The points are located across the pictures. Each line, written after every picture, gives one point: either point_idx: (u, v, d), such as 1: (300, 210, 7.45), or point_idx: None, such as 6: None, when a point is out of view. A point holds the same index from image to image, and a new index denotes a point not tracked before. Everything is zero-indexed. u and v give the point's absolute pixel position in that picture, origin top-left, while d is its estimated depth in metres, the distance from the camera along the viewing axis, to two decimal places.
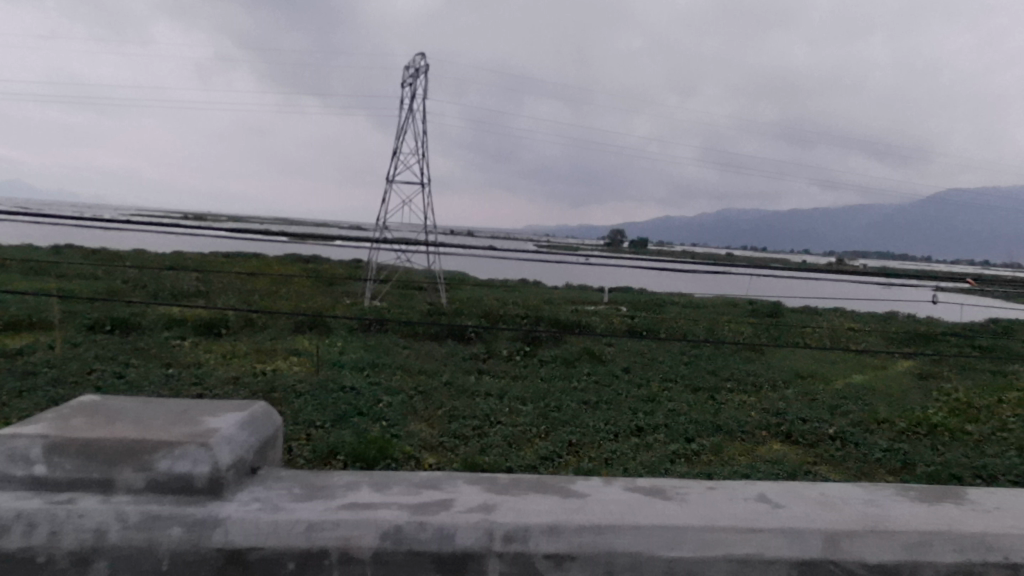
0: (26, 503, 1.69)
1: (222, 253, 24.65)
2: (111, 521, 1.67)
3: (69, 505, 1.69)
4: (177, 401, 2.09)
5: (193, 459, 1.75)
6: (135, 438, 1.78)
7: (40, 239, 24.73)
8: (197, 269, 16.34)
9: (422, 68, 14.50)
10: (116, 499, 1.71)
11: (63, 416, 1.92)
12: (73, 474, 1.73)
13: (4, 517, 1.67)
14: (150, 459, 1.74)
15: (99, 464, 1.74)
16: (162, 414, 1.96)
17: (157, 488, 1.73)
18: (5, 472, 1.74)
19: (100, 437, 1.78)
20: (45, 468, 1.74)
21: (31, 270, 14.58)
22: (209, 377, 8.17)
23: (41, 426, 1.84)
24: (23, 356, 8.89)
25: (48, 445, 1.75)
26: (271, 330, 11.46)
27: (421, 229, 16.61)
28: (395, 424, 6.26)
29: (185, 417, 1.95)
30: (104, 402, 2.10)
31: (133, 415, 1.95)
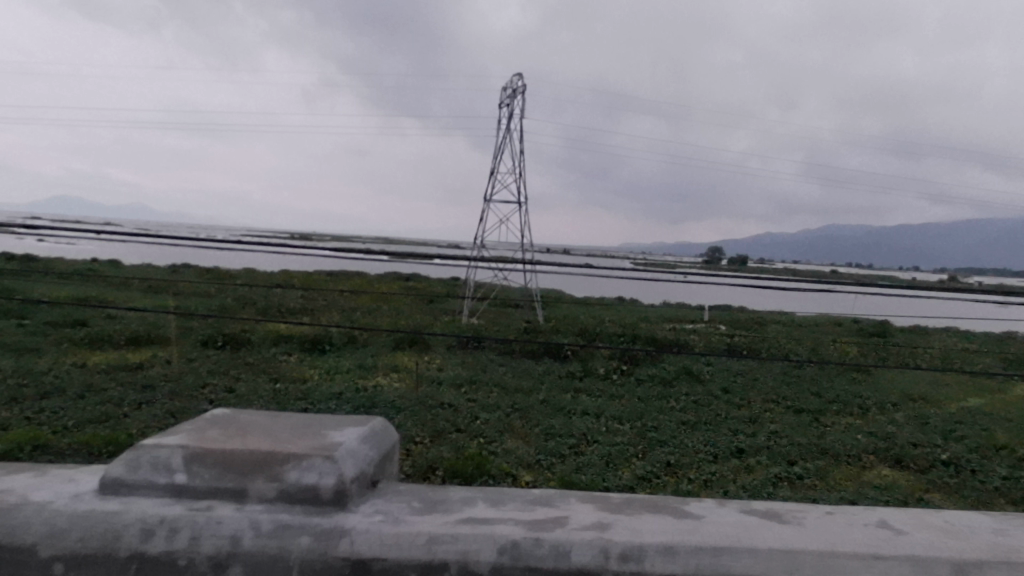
0: (168, 509, 1.77)
1: (326, 271, 25.42)
2: (246, 528, 1.73)
3: (208, 513, 1.76)
4: (302, 416, 2.19)
5: (319, 471, 1.83)
6: (267, 450, 1.88)
7: (158, 260, 26.10)
8: (304, 287, 16.92)
9: (520, 88, 14.68)
10: (250, 507, 1.78)
11: (199, 428, 2.04)
12: (212, 483, 1.82)
13: (149, 521, 1.74)
14: (280, 471, 1.83)
15: (235, 475, 1.83)
16: (289, 428, 2.05)
17: (287, 498, 1.80)
18: (148, 480, 1.84)
19: (235, 449, 1.88)
20: (185, 476, 1.84)
21: (150, 288, 15.41)
22: (313, 391, 8.45)
23: (180, 438, 1.95)
24: (143, 369, 9.38)
25: (188, 456, 1.86)
26: (373, 346, 11.77)
27: (518, 248, 16.77)
28: (492, 440, 6.32)
29: (310, 431, 2.03)
30: (234, 415, 2.21)
31: (263, 428, 2.05)
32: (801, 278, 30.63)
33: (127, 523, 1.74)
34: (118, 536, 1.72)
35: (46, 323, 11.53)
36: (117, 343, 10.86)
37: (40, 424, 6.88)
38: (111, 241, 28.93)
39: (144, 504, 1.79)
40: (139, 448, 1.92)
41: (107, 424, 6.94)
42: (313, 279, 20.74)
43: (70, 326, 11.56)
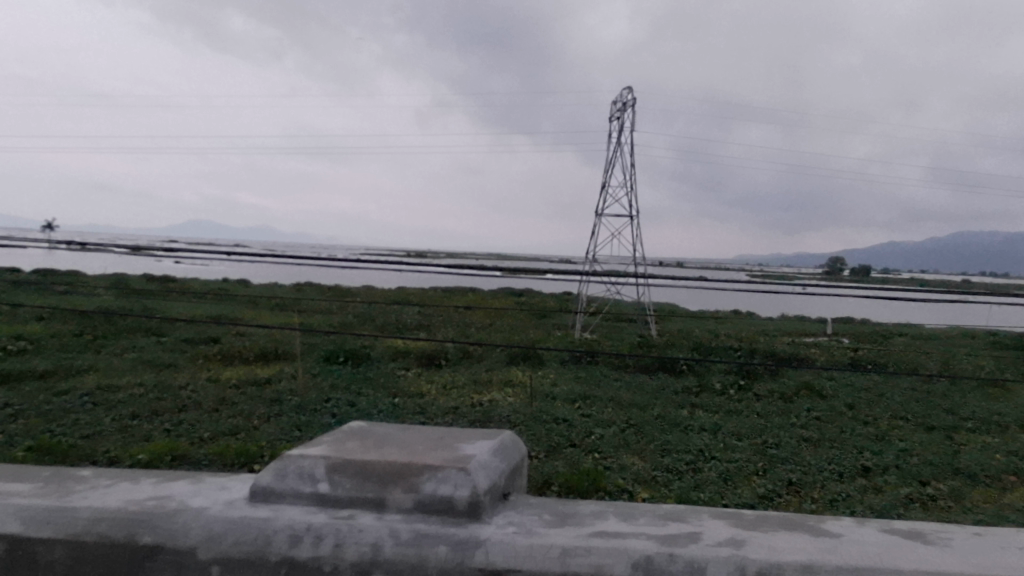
0: (314, 517, 1.84)
1: (441, 287, 25.90)
2: (386, 537, 1.78)
3: (350, 522, 1.82)
4: (433, 430, 2.25)
5: (454, 482, 1.87)
6: (402, 463, 1.94)
7: (283, 279, 27.27)
8: (420, 304, 17.30)
9: (630, 102, 14.63)
10: (389, 517, 1.84)
11: (338, 439, 2.12)
12: (352, 493, 1.90)
13: (297, 528, 1.82)
14: (417, 482, 1.89)
15: (374, 485, 1.90)
16: (421, 440, 2.12)
17: (424, 508, 1.86)
18: (295, 488, 1.93)
19: (374, 461, 1.95)
20: (328, 486, 1.93)
21: (277, 306, 16.11)
22: (431, 405, 8.63)
23: (322, 448, 2.04)
24: (271, 384, 9.81)
25: (330, 466, 1.95)
26: (487, 361, 11.92)
27: (630, 262, 16.65)
28: (607, 456, 6.29)
29: (442, 443, 2.09)
30: (370, 427, 2.29)
31: (398, 440, 2.12)
32: (932, 289, 29.13)
33: (278, 529, 1.82)
34: (269, 542, 1.80)
35: (182, 340, 12.24)
36: (247, 358, 11.41)
37: (180, 435, 7.30)
38: (241, 262, 30.44)
39: (292, 511, 1.88)
40: (285, 458, 2.02)
41: (238, 436, 7.30)
42: (429, 296, 21.20)
43: (204, 342, 12.23)
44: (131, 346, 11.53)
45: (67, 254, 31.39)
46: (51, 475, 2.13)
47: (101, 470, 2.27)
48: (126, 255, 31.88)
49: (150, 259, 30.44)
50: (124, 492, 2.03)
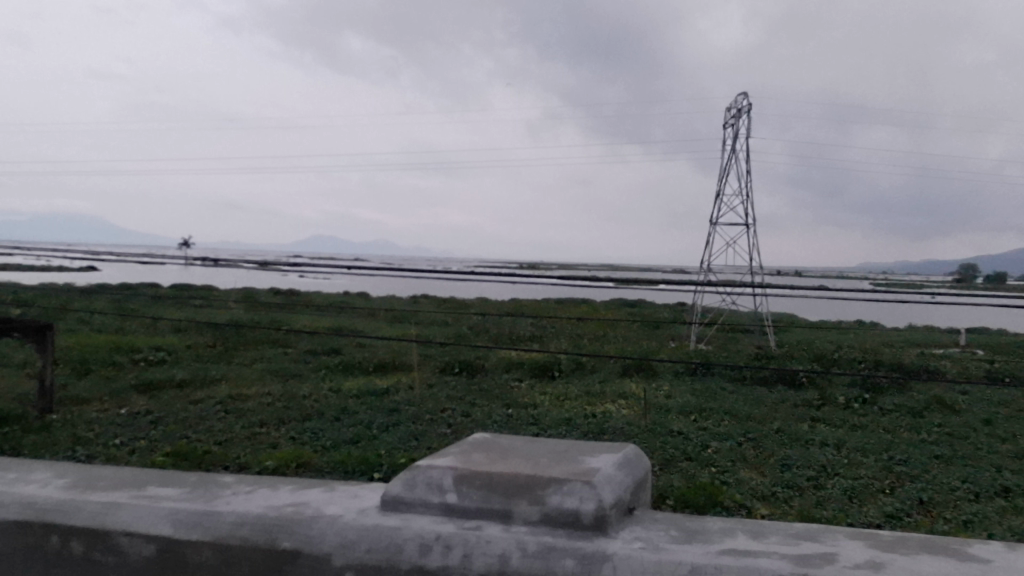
0: (443, 527, 1.79)
1: (554, 299, 25.95)
2: (513, 549, 1.73)
3: (478, 531, 1.77)
4: (555, 445, 2.22)
5: (579, 495, 1.81)
6: (526, 476, 1.90)
7: (401, 292, 27.93)
8: (533, 316, 17.39)
9: (745, 108, 14.32)
10: (515, 529, 1.80)
11: (462, 455, 2.10)
12: (480, 504, 1.86)
13: (426, 536, 1.76)
14: (543, 494, 1.84)
15: (501, 497, 1.86)
16: (546, 453, 2.08)
17: (550, 522, 1.81)
18: (423, 499, 1.90)
19: (501, 473, 1.92)
20: (457, 497, 1.88)
21: (395, 318, 16.53)
22: (545, 417, 8.63)
23: (448, 462, 2.02)
24: (390, 394, 10.06)
25: (458, 478, 1.91)
26: (601, 373, 11.86)
27: (747, 271, 16.24)
28: (724, 470, 6.15)
29: (566, 456, 2.05)
30: (494, 441, 2.26)
31: (523, 453, 2.08)
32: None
33: (410, 537, 1.76)
34: (402, 549, 1.74)
35: (306, 351, 12.73)
36: (366, 369, 11.75)
37: (304, 443, 7.59)
38: (361, 276, 31.41)
39: (423, 520, 1.84)
40: (414, 470, 1.99)
41: (359, 445, 7.51)
42: (542, 307, 21.28)
43: (326, 354, 12.67)
44: (259, 357, 12.08)
45: (201, 267, 33.29)
46: (199, 481, 2.04)
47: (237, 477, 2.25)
48: (256, 270, 33.49)
49: (276, 273, 31.90)
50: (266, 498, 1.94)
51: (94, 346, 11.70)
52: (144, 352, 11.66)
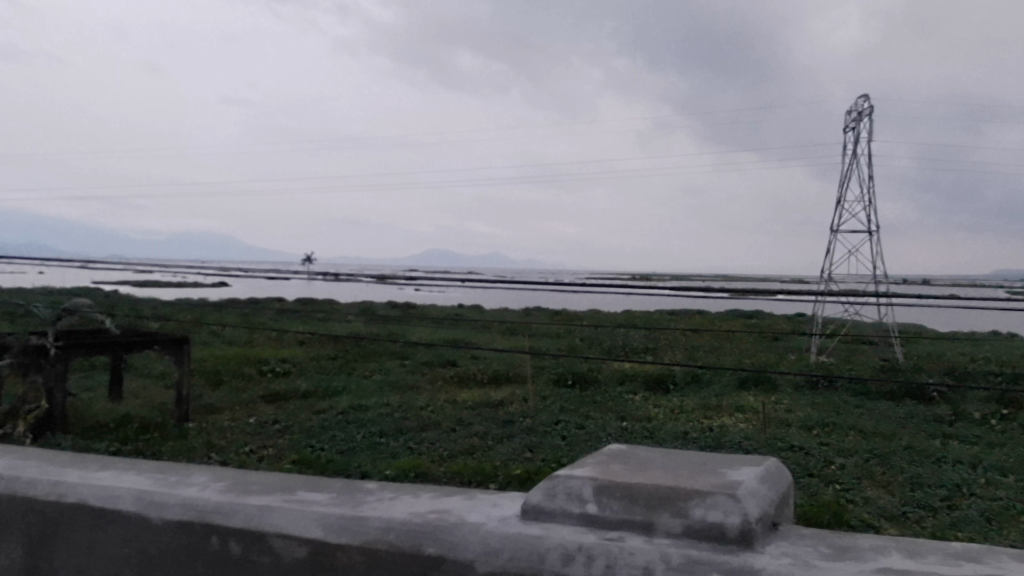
0: (583, 537, 1.45)
1: (667, 310, 25.63)
2: (656, 562, 1.38)
3: (620, 543, 1.43)
4: (695, 458, 1.87)
5: (724, 508, 1.45)
6: (668, 484, 1.54)
7: (513, 304, 28.22)
8: (646, 328, 17.23)
9: (866, 110, 13.79)
10: (658, 541, 1.44)
11: (600, 461, 1.73)
12: (620, 516, 1.50)
13: (564, 547, 1.43)
14: (685, 505, 1.47)
15: (643, 506, 1.50)
16: (686, 466, 1.73)
17: (695, 536, 1.44)
18: (563, 508, 1.54)
19: (644, 481, 1.55)
20: (598, 508, 1.52)
21: (509, 330, 16.69)
22: (661, 430, 8.50)
23: (587, 468, 1.65)
24: (504, 406, 10.14)
25: (598, 485, 1.55)
26: (717, 386, 11.61)
27: (870, 280, 15.62)
28: (849, 488, 5.90)
29: (707, 469, 1.71)
30: (631, 451, 1.91)
31: (665, 464, 1.72)
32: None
33: (550, 547, 1.44)
34: (541, 559, 1.42)
35: (423, 362, 13.02)
36: (481, 381, 11.88)
37: (422, 453, 7.74)
38: (474, 290, 31.92)
39: (558, 530, 1.50)
40: (550, 477, 1.63)
41: (475, 456, 7.60)
42: (655, 318, 21.06)
43: (442, 365, 12.91)
44: (378, 368, 12.41)
45: (324, 282, 34.67)
46: (353, 482, 1.82)
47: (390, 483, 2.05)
48: (375, 285, 34.55)
49: (393, 286, 32.86)
50: (420, 498, 1.68)
51: (226, 358, 12.32)
52: (271, 363, 12.20)
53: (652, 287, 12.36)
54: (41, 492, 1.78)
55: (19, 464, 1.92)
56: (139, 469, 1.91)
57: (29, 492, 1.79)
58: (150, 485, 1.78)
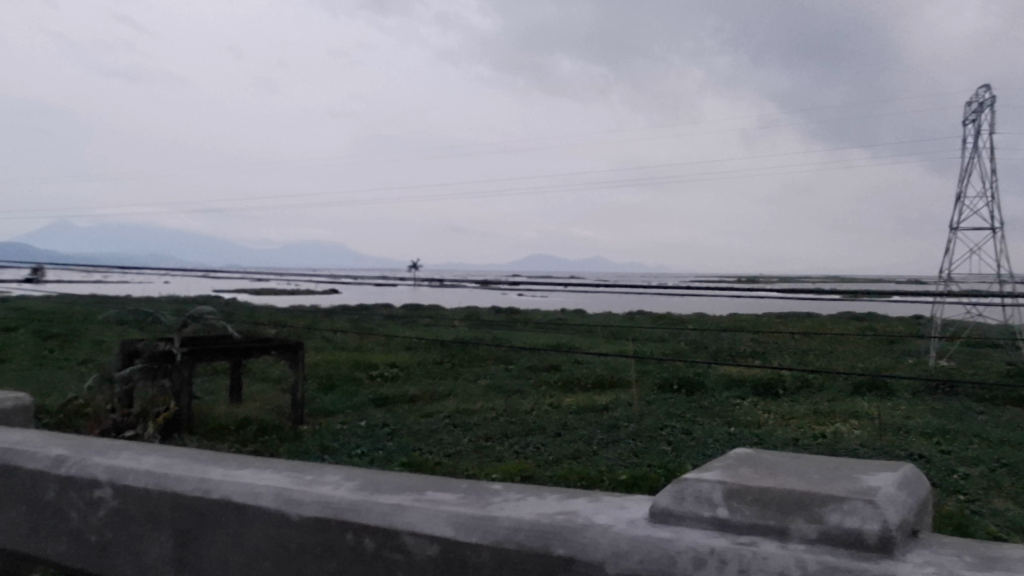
0: (715, 541, 1.44)
1: (775, 313, 24.95)
2: (791, 568, 1.35)
3: (753, 547, 1.41)
4: (826, 463, 1.82)
5: (862, 515, 1.41)
6: (802, 489, 1.51)
7: (616, 309, 28.05)
8: (754, 333, 16.83)
9: (988, 102, 13.11)
10: (793, 546, 1.41)
11: (728, 465, 1.71)
12: (753, 520, 1.48)
13: (695, 551, 1.42)
14: (820, 511, 1.45)
15: (777, 512, 1.47)
16: (818, 470, 1.69)
17: (831, 542, 1.41)
18: (693, 512, 1.53)
19: (777, 487, 1.53)
20: (728, 512, 1.51)
21: (613, 335, 16.59)
22: (771, 437, 8.30)
23: (716, 473, 1.63)
24: (609, 411, 10.09)
25: (728, 490, 1.53)
26: (829, 391, 11.24)
27: (995, 280, 14.80)
28: (974, 499, 5.61)
29: (840, 475, 1.67)
30: (758, 455, 1.88)
31: (795, 468, 1.69)
32: None
33: (680, 550, 1.43)
34: (672, 563, 1.42)
35: (527, 367, 13.09)
36: (585, 386, 11.86)
37: (527, 458, 7.77)
38: (576, 295, 31.90)
39: (688, 533, 1.49)
40: (679, 481, 1.62)
41: (581, 461, 7.58)
42: (762, 322, 20.54)
43: (546, 370, 12.94)
44: (483, 373, 12.54)
45: (431, 288, 35.32)
46: (480, 482, 1.86)
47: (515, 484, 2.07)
48: (478, 291, 34.97)
49: (497, 292, 33.18)
50: (546, 500, 1.70)
51: (338, 362, 12.71)
52: (380, 368, 12.50)
53: (760, 289, 12.05)
54: (189, 488, 1.88)
55: (167, 461, 2.03)
56: (276, 468, 2.00)
57: (176, 487, 1.90)
58: (288, 483, 1.86)
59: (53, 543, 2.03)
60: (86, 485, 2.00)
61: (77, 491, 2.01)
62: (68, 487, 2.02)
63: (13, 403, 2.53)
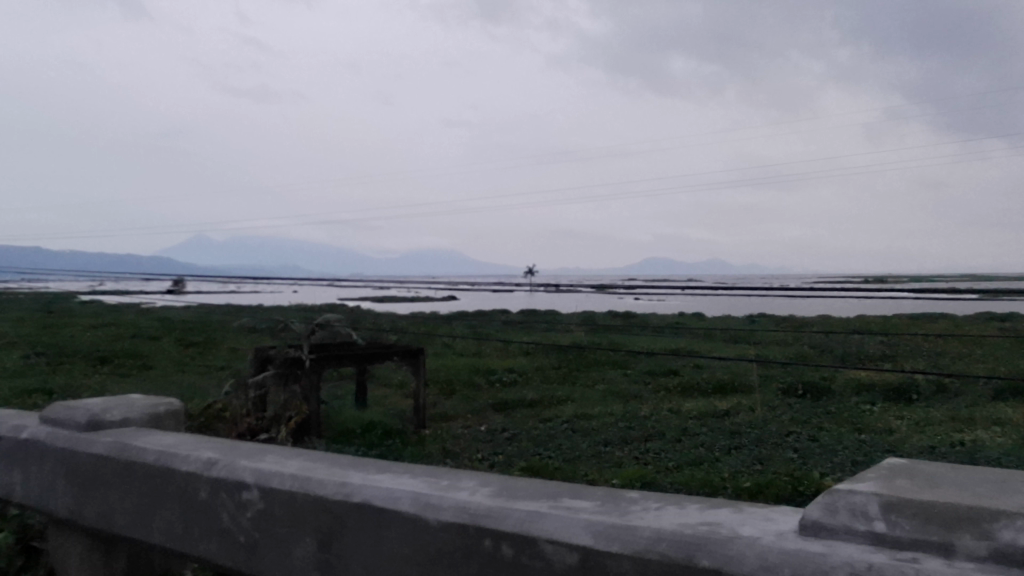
0: (874, 556, 1.36)
1: (906, 314, 23.74)
2: None
3: (916, 564, 1.33)
4: (990, 474, 1.71)
5: None
6: (969, 505, 1.42)
7: (735, 312, 27.37)
8: (884, 336, 16.05)
9: None
10: (960, 565, 1.32)
11: (883, 476, 1.63)
12: (915, 535, 1.39)
13: (852, 566, 1.35)
14: (990, 528, 1.35)
15: (940, 528, 1.39)
16: (984, 483, 1.58)
17: (1004, 560, 1.31)
18: (847, 525, 1.45)
19: (939, 501, 1.44)
20: (886, 526, 1.43)
21: (732, 338, 16.20)
22: (905, 444, 7.88)
23: (871, 485, 1.55)
24: (730, 416, 9.84)
25: (885, 503, 1.45)
26: (969, 396, 10.58)
27: None
28: None
29: (1008, 488, 1.56)
30: (913, 465, 1.77)
31: (957, 481, 1.59)
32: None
33: (835, 565, 1.36)
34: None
35: (645, 372, 12.93)
36: (706, 391, 11.62)
37: (647, 463, 7.67)
38: (694, 300, 31.29)
39: (842, 547, 1.42)
40: (828, 493, 1.55)
41: (702, 467, 7.41)
42: (893, 324, 19.59)
43: (665, 375, 12.76)
44: (600, 378, 12.48)
45: (547, 295, 35.44)
46: (616, 489, 1.83)
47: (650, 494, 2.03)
48: (594, 297, 34.82)
49: (613, 297, 32.96)
50: (687, 510, 1.65)
51: (457, 368, 12.90)
52: (498, 373, 12.61)
53: (890, 288, 11.50)
54: (330, 492, 1.93)
55: (309, 466, 2.10)
56: (413, 473, 2.03)
57: (319, 491, 1.95)
58: (426, 488, 1.88)
59: (206, 542, 2.14)
60: (235, 487, 2.08)
61: (227, 493, 2.10)
62: (218, 489, 2.11)
63: (166, 408, 2.68)
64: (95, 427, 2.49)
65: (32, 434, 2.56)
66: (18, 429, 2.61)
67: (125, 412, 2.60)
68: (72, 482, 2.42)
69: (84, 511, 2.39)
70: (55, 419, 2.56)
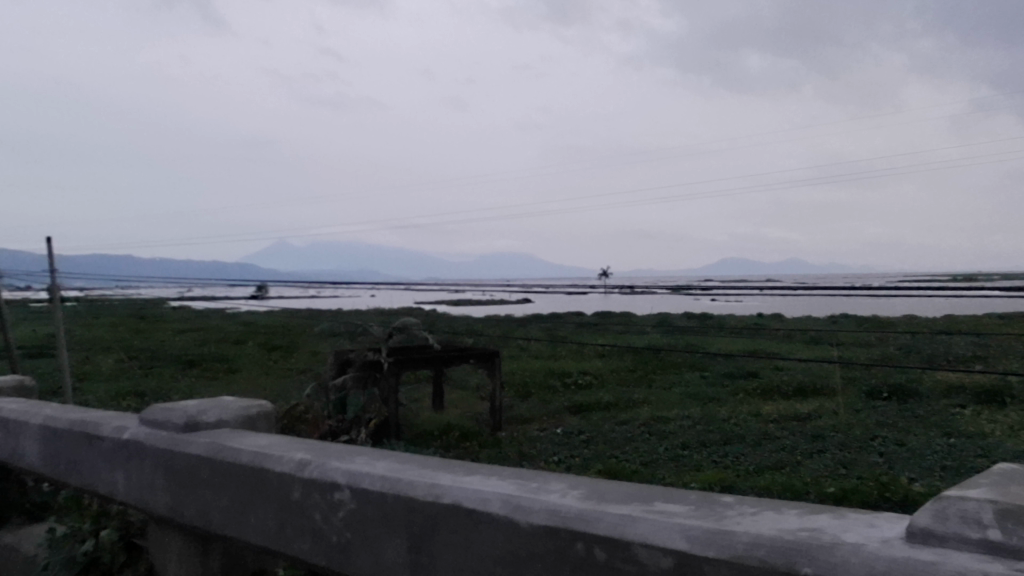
0: (990, 566, 1.31)
1: (999, 314, 22.74)
2: None
3: None
4: None
5: None
6: None
7: (815, 313, 26.69)
8: (976, 337, 15.41)
9: None
10: None
11: (995, 483, 1.56)
12: None
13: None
14: None
15: None
16: None
17: None
18: (959, 534, 1.40)
19: None
20: (1001, 534, 1.37)
21: (814, 340, 15.80)
22: (1000, 449, 7.54)
23: (981, 491, 1.49)
24: (813, 420, 9.59)
25: (1000, 510, 1.39)
26: None
27: None
28: None
29: None
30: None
31: None
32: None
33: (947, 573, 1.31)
34: None
35: (723, 374, 12.71)
36: (786, 393, 11.36)
37: (727, 467, 7.53)
38: (772, 302, 30.62)
39: (953, 555, 1.36)
40: (937, 499, 1.50)
41: (783, 471, 7.26)
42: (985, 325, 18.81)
43: (744, 377, 12.51)
44: (677, 380, 12.33)
45: (621, 298, 35.19)
46: (709, 492, 1.80)
47: (742, 497, 1.99)
48: (669, 299, 34.40)
49: (689, 299, 32.50)
50: (785, 515, 1.61)
51: (533, 371, 12.91)
52: (574, 375, 12.59)
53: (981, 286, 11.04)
54: (421, 492, 1.95)
55: (399, 467, 2.12)
56: (502, 475, 2.03)
57: (410, 492, 1.97)
58: (516, 490, 1.88)
59: (300, 541, 2.18)
60: (328, 487, 2.12)
61: (320, 493, 2.13)
62: (311, 489, 2.15)
63: (258, 410, 2.75)
64: (193, 428, 2.57)
65: (132, 434, 2.65)
66: (121, 430, 2.71)
67: (220, 413, 2.67)
68: (171, 482, 2.50)
69: (184, 509, 2.47)
70: (154, 420, 2.65)
